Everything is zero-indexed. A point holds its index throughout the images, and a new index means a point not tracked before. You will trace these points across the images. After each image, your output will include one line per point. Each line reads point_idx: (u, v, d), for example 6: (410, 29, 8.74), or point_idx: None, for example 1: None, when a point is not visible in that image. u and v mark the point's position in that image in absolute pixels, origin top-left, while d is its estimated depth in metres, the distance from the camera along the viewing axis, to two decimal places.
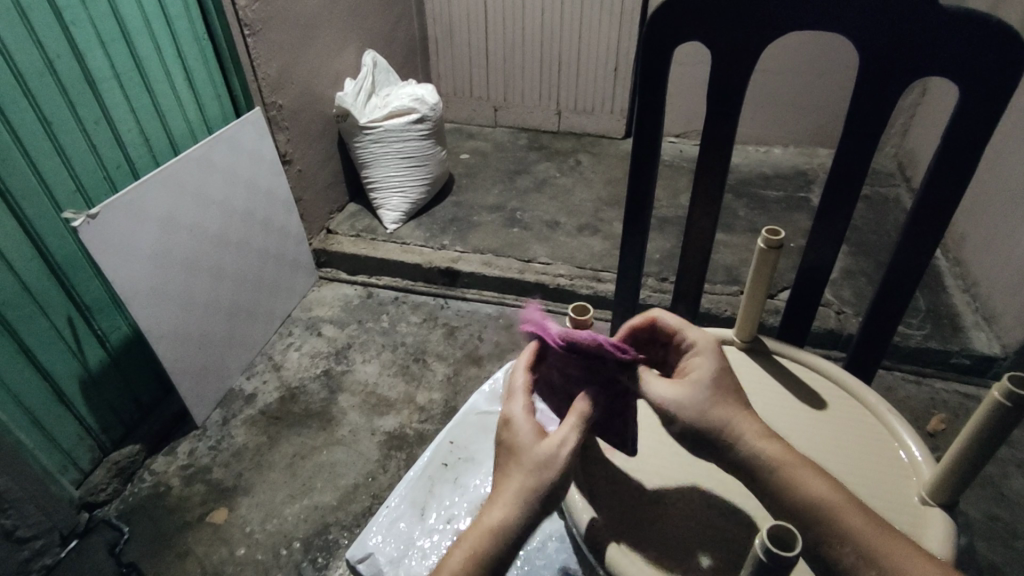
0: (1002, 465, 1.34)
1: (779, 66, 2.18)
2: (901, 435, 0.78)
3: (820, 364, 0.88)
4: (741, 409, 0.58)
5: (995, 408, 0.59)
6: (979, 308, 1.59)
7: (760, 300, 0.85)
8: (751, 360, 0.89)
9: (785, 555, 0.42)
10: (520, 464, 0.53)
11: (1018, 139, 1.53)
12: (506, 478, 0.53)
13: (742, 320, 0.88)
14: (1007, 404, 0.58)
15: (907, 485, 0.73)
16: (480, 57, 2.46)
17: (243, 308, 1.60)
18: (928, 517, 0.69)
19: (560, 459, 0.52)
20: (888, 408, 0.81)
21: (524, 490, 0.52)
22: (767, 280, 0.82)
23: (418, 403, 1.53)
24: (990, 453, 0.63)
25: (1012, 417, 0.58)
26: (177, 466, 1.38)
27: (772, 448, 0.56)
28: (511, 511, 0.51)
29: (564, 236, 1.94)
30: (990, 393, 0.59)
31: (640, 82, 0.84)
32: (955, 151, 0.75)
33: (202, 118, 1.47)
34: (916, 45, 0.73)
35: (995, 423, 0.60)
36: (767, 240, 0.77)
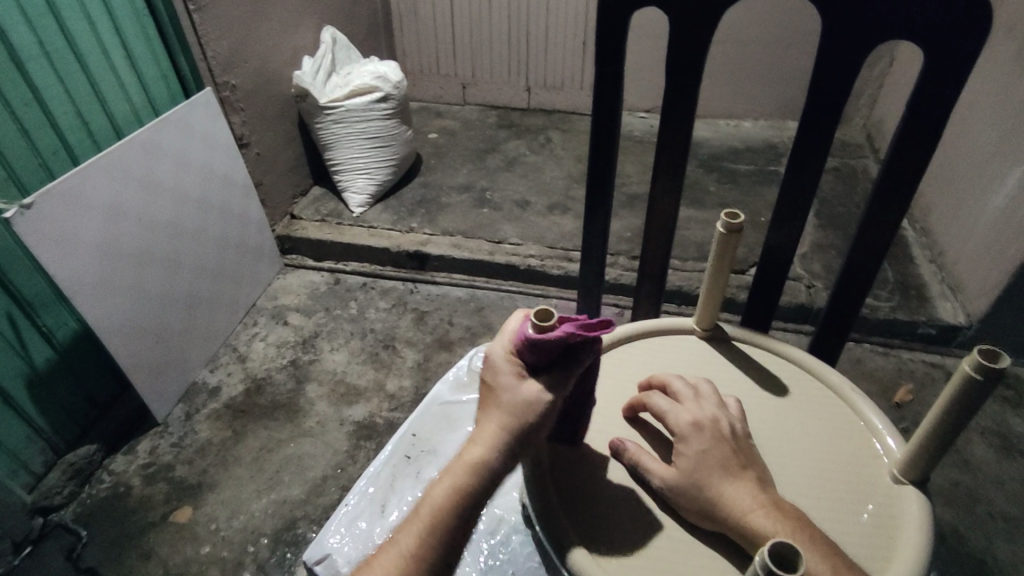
0: (966, 432, 1.36)
1: (748, 36, 2.14)
2: (866, 413, 0.78)
3: (780, 347, 0.87)
4: (728, 484, 0.63)
5: (964, 384, 0.58)
6: (945, 278, 1.60)
7: (723, 285, 0.84)
8: (711, 347, 0.88)
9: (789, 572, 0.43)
10: (501, 405, 0.60)
11: (982, 108, 1.53)
12: (486, 423, 0.60)
13: (703, 307, 0.87)
14: (979, 379, 0.57)
15: (878, 464, 0.73)
16: (446, 31, 2.38)
17: (203, 299, 1.54)
18: (902, 496, 0.69)
19: (538, 406, 0.60)
20: (850, 385, 0.81)
21: (503, 429, 0.59)
22: (730, 263, 0.80)
23: (388, 390, 1.49)
24: (955, 437, 0.63)
25: (982, 393, 0.57)
26: (138, 465, 1.34)
27: (763, 517, 0.60)
28: (493, 450, 0.58)
29: (535, 216, 1.90)
30: (962, 369, 0.58)
31: (599, 54, 0.81)
32: (920, 121, 0.73)
33: (147, 99, 1.39)
34: (881, 9, 0.70)
35: (965, 398, 0.59)
36: (727, 224, 0.75)
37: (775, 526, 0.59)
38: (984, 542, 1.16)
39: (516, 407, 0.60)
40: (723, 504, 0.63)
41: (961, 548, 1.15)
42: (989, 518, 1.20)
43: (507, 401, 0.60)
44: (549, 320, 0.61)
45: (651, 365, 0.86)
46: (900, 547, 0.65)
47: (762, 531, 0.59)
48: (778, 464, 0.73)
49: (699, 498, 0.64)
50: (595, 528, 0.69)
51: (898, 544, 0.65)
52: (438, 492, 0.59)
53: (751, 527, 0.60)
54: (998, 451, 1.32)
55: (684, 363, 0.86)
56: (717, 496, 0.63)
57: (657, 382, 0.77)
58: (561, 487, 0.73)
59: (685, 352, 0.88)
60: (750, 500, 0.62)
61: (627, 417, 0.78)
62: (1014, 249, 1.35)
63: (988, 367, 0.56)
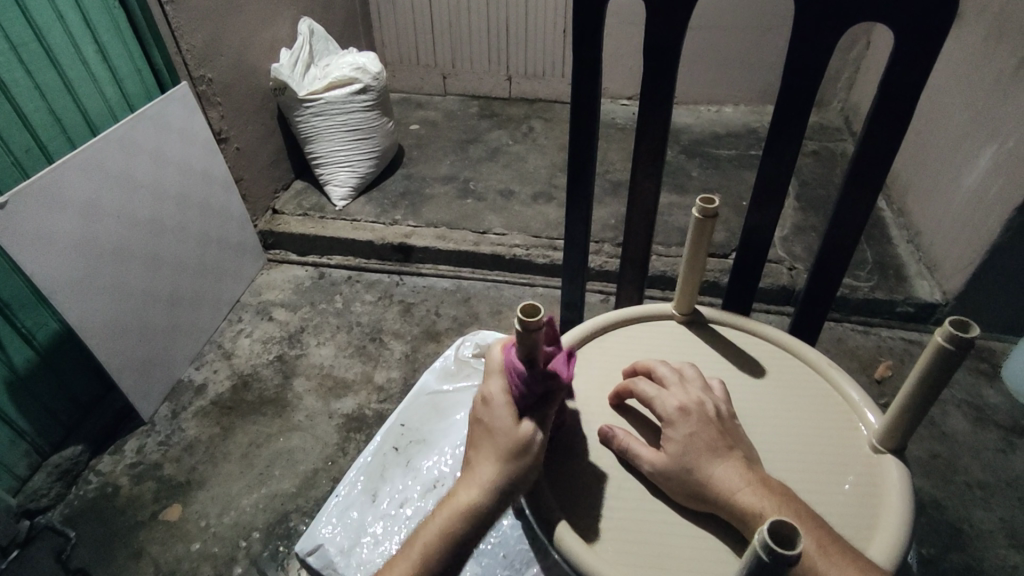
0: (943, 405, 1.39)
1: (726, 22, 2.15)
2: (844, 387, 0.80)
3: (758, 327, 0.89)
4: (718, 465, 0.65)
5: (937, 353, 0.59)
6: (922, 256, 1.63)
7: (700, 270, 0.85)
8: (690, 332, 0.90)
9: (788, 552, 0.42)
10: (496, 447, 0.62)
11: (955, 88, 1.56)
12: (484, 456, 0.62)
13: (682, 293, 0.88)
14: (950, 348, 0.58)
15: (858, 436, 0.75)
16: (425, 21, 2.36)
17: (186, 296, 1.53)
18: (882, 466, 0.71)
19: (534, 445, 0.62)
20: (828, 361, 0.83)
21: (501, 467, 0.61)
22: (706, 247, 0.81)
23: (376, 382, 1.50)
24: (930, 404, 0.65)
25: (953, 361, 0.59)
26: (125, 464, 1.33)
27: (751, 495, 0.62)
28: (494, 472, 0.61)
29: (518, 206, 1.90)
30: (934, 340, 0.59)
31: (577, 39, 0.81)
32: (893, 100, 0.74)
33: (121, 93, 1.37)
34: None
35: (939, 366, 0.60)
36: (702, 210, 0.76)
37: (760, 503, 0.61)
38: (962, 511, 1.20)
39: (510, 446, 0.61)
40: (713, 485, 0.64)
41: (941, 518, 1.19)
42: (966, 489, 1.23)
43: (499, 433, 0.62)
44: (538, 316, 0.58)
45: (633, 351, 0.87)
46: (882, 515, 0.67)
47: (750, 508, 0.61)
48: (762, 443, 0.74)
49: (689, 479, 0.66)
50: (585, 510, 0.70)
51: (882, 512, 0.67)
52: (433, 528, 0.63)
53: (740, 504, 0.62)
54: (975, 424, 1.35)
55: (666, 348, 0.87)
56: (706, 477, 0.65)
57: (642, 368, 0.78)
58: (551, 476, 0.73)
59: (665, 338, 0.89)
60: (736, 478, 0.63)
61: (613, 404, 0.80)
62: (989, 226, 1.37)
63: (960, 337, 0.57)
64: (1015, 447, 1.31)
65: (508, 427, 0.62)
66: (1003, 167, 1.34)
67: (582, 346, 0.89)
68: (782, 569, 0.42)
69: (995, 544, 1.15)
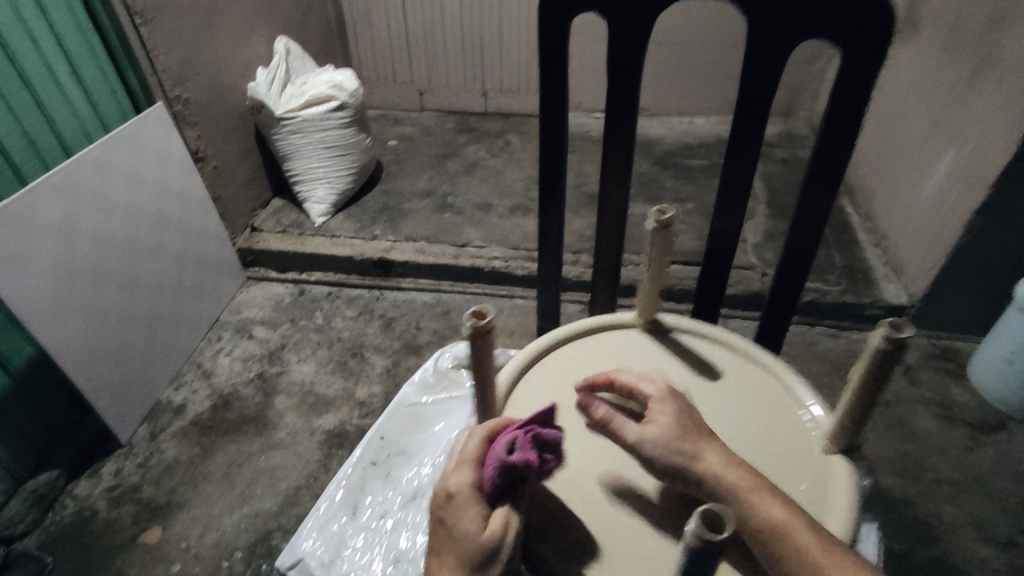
0: (911, 405, 1.44)
1: (694, 37, 2.22)
2: (798, 391, 0.83)
3: (717, 334, 0.92)
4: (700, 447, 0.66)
5: (875, 353, 0.62)
6: (888, 260, 1.69)
7: (660, 280, 0.88)
8: (652, 340, 0.92)
9: (718, 536, 0.44)
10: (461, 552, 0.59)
11: (914, 99, 1.62)
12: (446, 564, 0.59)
13: (643, 302, 0.91)
14: (887, 348, 0.61)
15: (810, 438, 0.78)
16: (401, 38, 2.39)
17: (164, 316, 1.52)
18: (832, 467, 0.74)
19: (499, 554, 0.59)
20: (784, 366, 0.86)
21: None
22: (664, 256, 0.84)
23: (358, 398, 1.50)
24: (877, 401, 0.68)
25: (892, 360, 0.62)
26: (102, 488, 1.31)
27: (738, 475, 0.64)
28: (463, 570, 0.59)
29: (497, 219, 1.93)
30: (873, 340, 0.62)
31: (544, 59, 0.84)
32: (845, 115, 0.78)
33: (96, 115, 1.37)
34: (792, 10, 0.75)
35: (880, 366, 0.63)
36: (657, 219, 0.80)
37: (744, 481, 0.64)
38: (932, 507, 1.23)
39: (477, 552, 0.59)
40: (702, 463, 0.65)
41: (912, 515, 1.22)
42: (936, 485, 1.27)
43: (467, 536, 0.59)
44: (487, 319, 0.64)
45: (597, 360, 0.89)
46: (832, 514, 0.70)
47: (737, 486, 0.63)
48: None
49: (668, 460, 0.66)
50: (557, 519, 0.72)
51: (829, 513, 0.70)
52: None
53: (728, 482, 0.63)
54: (942, 422, 1.40)
55: (630, 356, 0.90)
56: (695, 457, 0.66)
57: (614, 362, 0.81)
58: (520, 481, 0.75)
59: (629, 347, 0.91)
60: (720, 457, 0.66)
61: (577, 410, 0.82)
62: (949, 231, 1.43)
63: (894, 338, 0.60)
64: (980, 443, 1.35)
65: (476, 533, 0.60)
66: (960, 174, 1.40)
67: (547, 355, 0.91)
68: (715, 553, 0.44)
69: (964, 537, 1.19)
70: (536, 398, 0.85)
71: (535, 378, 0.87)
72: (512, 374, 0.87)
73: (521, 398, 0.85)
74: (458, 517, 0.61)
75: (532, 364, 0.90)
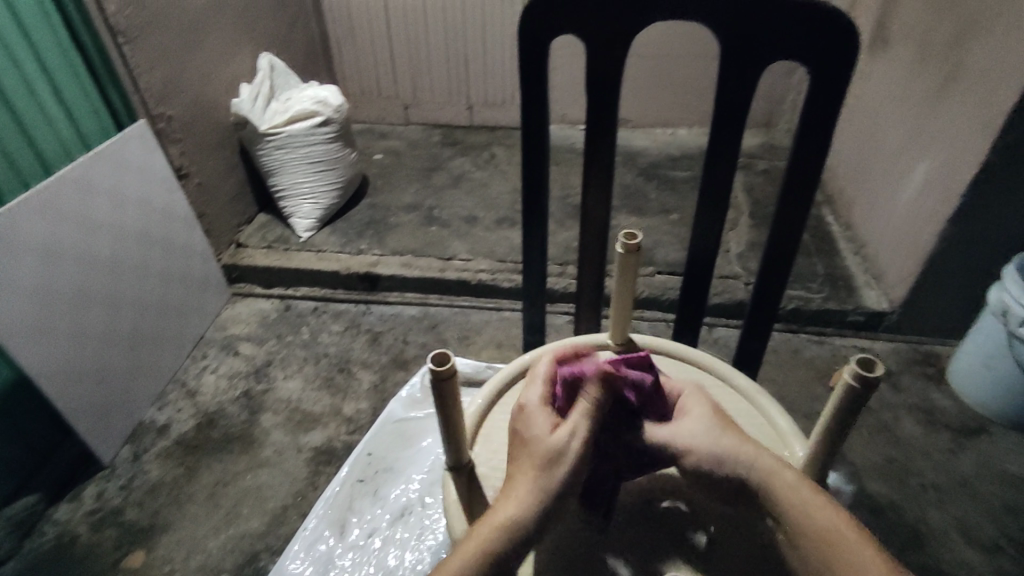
0: (895, 410, 1.46)
1: (674, 51, 2.26)
2: (768, 412, 0.87)
3: (691, 356, 0.95)
4: (747, 444, 0.66)
5: (847, 390, 0.65)
6: (868, 267, 1.72)
7: (630, 303, 0.88)
8: None
9: None
10: (534, 456, 0.63)
11: (890, 109, 1.65)
12: (523, 470, 0.63)
13: (616, 324, 0.92)
14: (857, 386, 0.63)
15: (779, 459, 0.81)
16: (386, 53, 2.41)
17: (147, 335, 1.50)
18: None
19: (568, 453, 0.63)
20: (755, 388, 0.90)
21: (537, 482, 0.61)
22: (632, 280, 0.85)
23: (345, 414, 1.49)
24: (844, 436, 0.71)
25: (860, 398, 0.65)
26: (83, 512, 1.29)
27: (789, 476, 0.64)
28: (536, 472, 0.62)
29: (483, 231, 1.93)
30: (844, 376, 0.65)
31: (524, 76, 0.84)
32: (820, 129, 0.79)
33: (78, 133, 1.36)
34: (765, 26, 0.76)
35: (851, 401, 0.65)
36: (625, 245, 0.80)
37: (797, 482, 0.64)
38: (917, 511, 1.25)
39: (548, 449, 0.63)
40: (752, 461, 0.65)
41: (899, 519, 1.23)
42: (921, 489, 1.29)
43: (536, 440, 0.64)
44: (449, 365, 0.63)
45: None
46: None
47: (791, 488, 0.63)
48: None
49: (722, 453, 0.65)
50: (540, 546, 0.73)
51: None
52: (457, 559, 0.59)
53: (781, 483, 0.63)
54: (926, 426, 1.42)
55: None
56: (744, 453, 0.65)
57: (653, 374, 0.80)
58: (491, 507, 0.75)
59: None
60: (772, 458, 0.65)
61: None
62: (925, 238, 1.46)
63: (864, 376, 0.62)
64: (962, 446, 1.37)
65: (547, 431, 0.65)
66: (936, 183, 1.43)
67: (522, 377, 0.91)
68: None
69: (949, 540, 1.20)
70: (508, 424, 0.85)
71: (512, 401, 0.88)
72: (485, 399, 0.87)
73: (494, 424, 0.85)
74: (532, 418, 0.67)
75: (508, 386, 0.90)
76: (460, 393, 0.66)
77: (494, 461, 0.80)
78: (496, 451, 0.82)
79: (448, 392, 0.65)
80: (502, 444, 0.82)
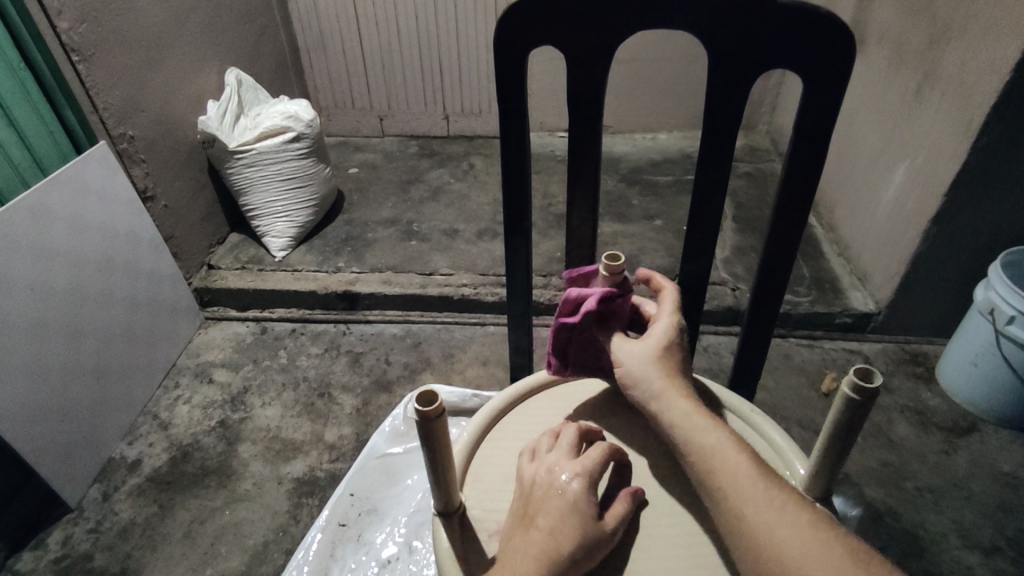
0: (887, 412, 1.44)
1: (650, 56, 2.24)
2: (770, 436, 0.83)
3: None
4: (665, 379, 0.70)
5: (846, 402, 0.62)
6: (853, 269, 1.71)
7: None
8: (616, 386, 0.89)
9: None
10: (561, 511, 0.63)
11: (867, 110, 1.65)
12: (548, 528, 0.62)
13: None
14: (857, 398, 0.61)
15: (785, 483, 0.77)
16: (358, 65, 2.36)
17: (114, 366, 1.43)
18: None
19: (592, 519, 0.64)
20: (752, 409, 0.86)
21: (563, 543, 0.61)
22: None
23: (327, 441, 1.43)
24: (851, 443, 0.66)
25: (862, 410, 0.62)
26: (48, 561, 1.21)
27: (709, 437, 0.65)
28: (576, 543, 0.62)
29: (463, 244, 1.89)
30: (843, 389, 0.62)
31: (501, 90, 0.81)
32: (813, 137, 0.77)
33: (32, 157, 1.30)
34: (751, 35, 0.73)
35: (851, 416, 0.63)
36: (609, 266, 0.76)
37: (719, 446, 0.64)
38: (916, 516, 1.23)
39: (576, 508, 0.63)
40: (660, 412, 0.68)
41: (898, 526, 1.21)
42: (918, 493, 1.27)
43: (584, 507, 0.63)
44: (434, 409, 0.57)
45: (568, 411, 0.86)
46: None
47: (705, 450, 0.64)
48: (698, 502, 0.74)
49: (641, 387, 0.70)
50: None
51: None
52: None
53: (695, 445, 0.65)
54: (919, 428, 1.40)
55: (597, 406, 0.86)
56: (650, 394, 0.69)
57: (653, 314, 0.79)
58: (488, 557, 0.70)
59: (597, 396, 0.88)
60: (685, 408, 0.67)
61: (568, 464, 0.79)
62: (909, 238, 1.45)
63: (864, 387, 0.60)
64: (956, 447, 1.36)
65: (580, 484, 0.64)
66: (916, 183, 1.43)
67: (508, 410, 0.87)
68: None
69: (949, 546, 1.18)
70: (496, 464, 0.80)
71: (502, 437, 0.83)
72: (472, 436, 0.83)
73: (482, 466, 0.80)
74: (561, 463, 0.67)
75: (497, 422, 0.85)
76: (448, 436, 0.62)
77: (485, 505, 0.76)
78: (485, 493, 0.77)
79: (433, 435, 0.60)
80: (492, 486, 0.77)
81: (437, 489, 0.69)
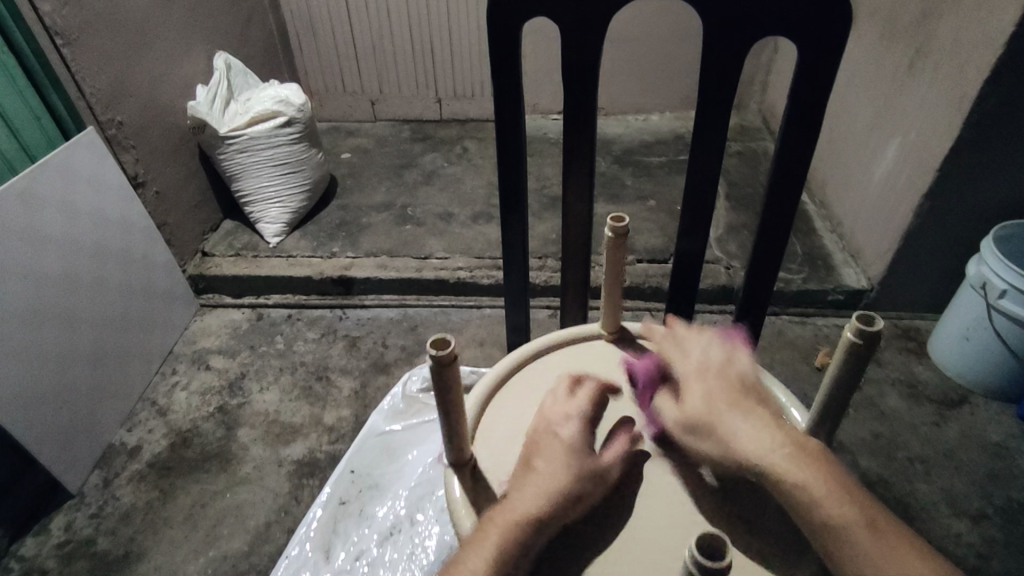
0: (880, 385, 1.46)
1: (641, 35, 2.23)
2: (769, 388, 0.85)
3: None
4: (736, 418, 0.64)
5: (848, 347, 0.63)
6: (845, 246, 1.72)
7: (619, 289, 0.86)
8: (619, 349, 0.90)
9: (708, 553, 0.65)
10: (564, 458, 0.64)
11: (859, 87, 1.65)
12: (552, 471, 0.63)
13: (606, 312, 0.89)
14: (859, 342, 0.61)
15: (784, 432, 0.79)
16: (348, 48, 2.34)
17: (111, 353, 1.42)
18: None
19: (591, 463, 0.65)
20: None
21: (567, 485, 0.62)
22: (624, 263, 0.83)
23: (326, 423, 1.44)
24: (852, 391, 0.67)
25: (864, 354, 0.63)
26: (52, 545, 1.22)
27: (816, 486, 0.57)
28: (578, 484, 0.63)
29: (458, 227, 1.89)
30: (845, 334, 0.62)
31: (494, 66, 0.80)
32: (808, 106, 0.77)
33: (19, 144, 1.29)
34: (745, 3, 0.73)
35: (853, 360, 0.63)
36: (613, 227, 0.78)
37: (829, 496, 0.56)
38: (907, 486, 1.25)
39: (577, 452, 0.65)
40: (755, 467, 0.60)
41: (890, 496, 1.23)
42: (910, 464, 1.29)
43: (583, 450, 0.65)
44: (448, 351, 0.58)
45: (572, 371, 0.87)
46: None
47: (805, 499, 0.57)
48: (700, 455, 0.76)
49: (710, 437, 0.64)
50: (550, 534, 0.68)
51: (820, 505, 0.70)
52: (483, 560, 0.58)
53: (802, 495, 0.57)
54: (911, 400, 1.43)
55: (600, 367, 0.87)
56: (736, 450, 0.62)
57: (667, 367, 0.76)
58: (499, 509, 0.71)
59: (601, 358, 0.89)
60: (789, 464, 0.59)
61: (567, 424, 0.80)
62: (901, 214, 1.46)
63: (865, 331, 0.60)
64: (947, 418, 1.38)
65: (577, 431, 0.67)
66: (909, 158, 1.43)
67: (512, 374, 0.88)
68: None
69: (940, 514, 1.21)
70: (504, 421, 0.81)
71: (509, 396, 0.84)
72: (478, 397, 0.84)
73: (490, 424, 0.81)
74: (561, 415, 0.69)
75: (502, 385, 0.86)
76: (460, 383, 0.62)
77: (494, 460, 0.76)
78: (493, 450, 0.78)
79: (448, 379, 0.61)
80: (500, 443, 0.78)
81: (448, 436, 0.70)
